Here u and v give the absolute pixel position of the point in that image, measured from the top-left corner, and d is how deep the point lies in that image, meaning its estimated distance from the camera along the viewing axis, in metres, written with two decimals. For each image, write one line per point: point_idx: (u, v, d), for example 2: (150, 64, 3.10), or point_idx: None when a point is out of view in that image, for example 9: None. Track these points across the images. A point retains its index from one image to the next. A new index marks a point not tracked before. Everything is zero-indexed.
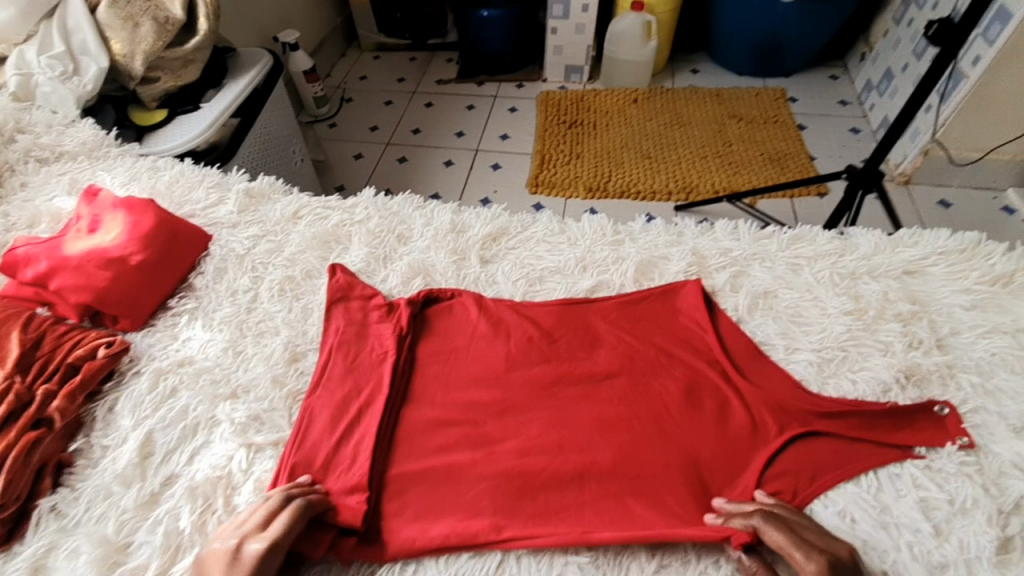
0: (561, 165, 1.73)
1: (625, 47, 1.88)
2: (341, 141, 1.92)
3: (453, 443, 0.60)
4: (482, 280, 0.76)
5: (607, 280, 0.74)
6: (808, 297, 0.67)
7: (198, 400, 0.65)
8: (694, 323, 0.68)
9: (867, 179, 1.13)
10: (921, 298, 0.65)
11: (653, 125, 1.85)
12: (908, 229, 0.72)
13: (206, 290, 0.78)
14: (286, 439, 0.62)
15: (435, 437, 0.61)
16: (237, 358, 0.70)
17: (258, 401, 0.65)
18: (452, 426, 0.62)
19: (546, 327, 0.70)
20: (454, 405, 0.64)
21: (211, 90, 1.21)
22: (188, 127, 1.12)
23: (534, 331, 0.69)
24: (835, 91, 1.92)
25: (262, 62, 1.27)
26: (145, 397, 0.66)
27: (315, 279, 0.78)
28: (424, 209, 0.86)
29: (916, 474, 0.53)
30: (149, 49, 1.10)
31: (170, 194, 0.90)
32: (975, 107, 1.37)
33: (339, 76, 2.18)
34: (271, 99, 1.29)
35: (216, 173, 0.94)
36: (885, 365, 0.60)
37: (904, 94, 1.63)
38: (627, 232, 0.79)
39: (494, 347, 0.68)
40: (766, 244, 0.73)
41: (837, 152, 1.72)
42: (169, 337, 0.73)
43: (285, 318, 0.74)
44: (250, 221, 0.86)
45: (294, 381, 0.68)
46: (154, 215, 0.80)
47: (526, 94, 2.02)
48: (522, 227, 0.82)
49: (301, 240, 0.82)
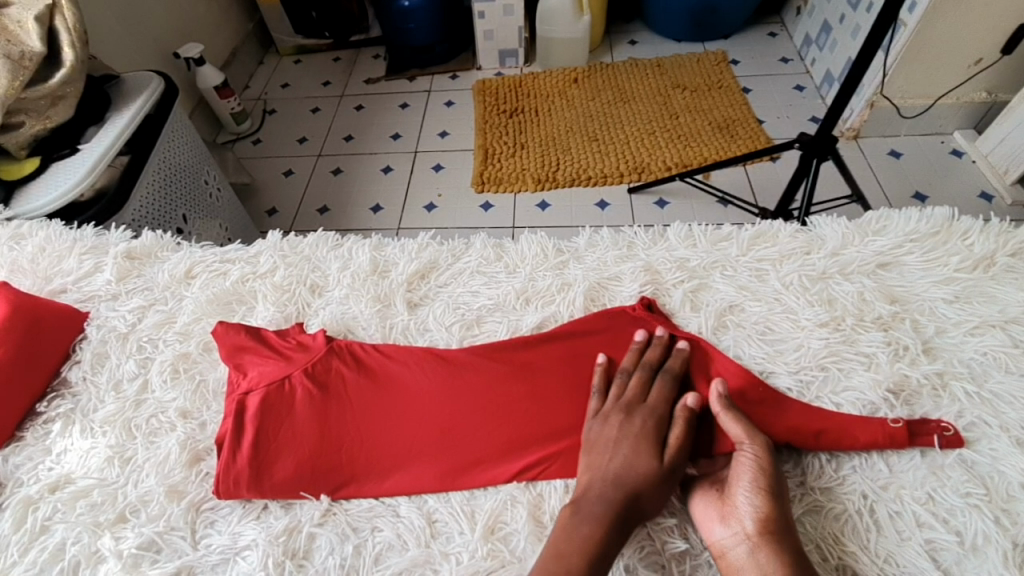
0: (507, 158, 1.62)
1: (558, 25, 1.76)
2: (265, 158, 1.75)
3: (402, 486, 0.56)
4: (413, 329, 0.66)
5: (554, 313, 0.65)
6: (779, 309, 0.60)
7: (76, 533, 0.54)
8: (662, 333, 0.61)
9: (821, 148, 1.04)
10: (900, 296, 0.60)
11: (597, 104, 1.75)
12: (875, 212, 0.66)
13: (83, 384, 0.65)
14: (191, 564, 0.52)
15: (380, 486, 0.56)
16: (125, 468, 0.58)
17: (150, 521, 0.54)
18: (398, 473, 0.56)
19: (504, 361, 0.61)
20: (401, 455, 0.57)
21: (93, 127, 1.04)
22: (65, 175, 0.95)
23: (492, 368, 0.61)
24: (777, 49, 1.85)
25: (151, 87, 1.09)
26: (11, 538, 0.54)
27: (214, 352, 0.67)
28: (341, 248, 0.75)
29: (916, 511, 0.47)
30: (6, 92, 0.89)
31: (35, 268, 0.77)
32: (916, 56, 1.31)
33: (258, 87, 1.99)
34: (167, 127, 1.12)
35: (92, 233, 0.80)
36: (871, 383, 0.54)
37: (845, 46, 1.56)
38: (571, 251, 0.70)
39: (443, 386, 0.60)
40: (724, 248, 0.67)
41: (785, 113, 1.66)
42: (41, 452, 0.61)
43: (180, 408, 0.62)
44: (133, 289, 0.74)
45: (195, 489, 0.57)
46: (6, 300, 0.66)
47: (460, 86, 1.89)
48: (453, 258, 0.73)
49: (195, 306, 0.70)
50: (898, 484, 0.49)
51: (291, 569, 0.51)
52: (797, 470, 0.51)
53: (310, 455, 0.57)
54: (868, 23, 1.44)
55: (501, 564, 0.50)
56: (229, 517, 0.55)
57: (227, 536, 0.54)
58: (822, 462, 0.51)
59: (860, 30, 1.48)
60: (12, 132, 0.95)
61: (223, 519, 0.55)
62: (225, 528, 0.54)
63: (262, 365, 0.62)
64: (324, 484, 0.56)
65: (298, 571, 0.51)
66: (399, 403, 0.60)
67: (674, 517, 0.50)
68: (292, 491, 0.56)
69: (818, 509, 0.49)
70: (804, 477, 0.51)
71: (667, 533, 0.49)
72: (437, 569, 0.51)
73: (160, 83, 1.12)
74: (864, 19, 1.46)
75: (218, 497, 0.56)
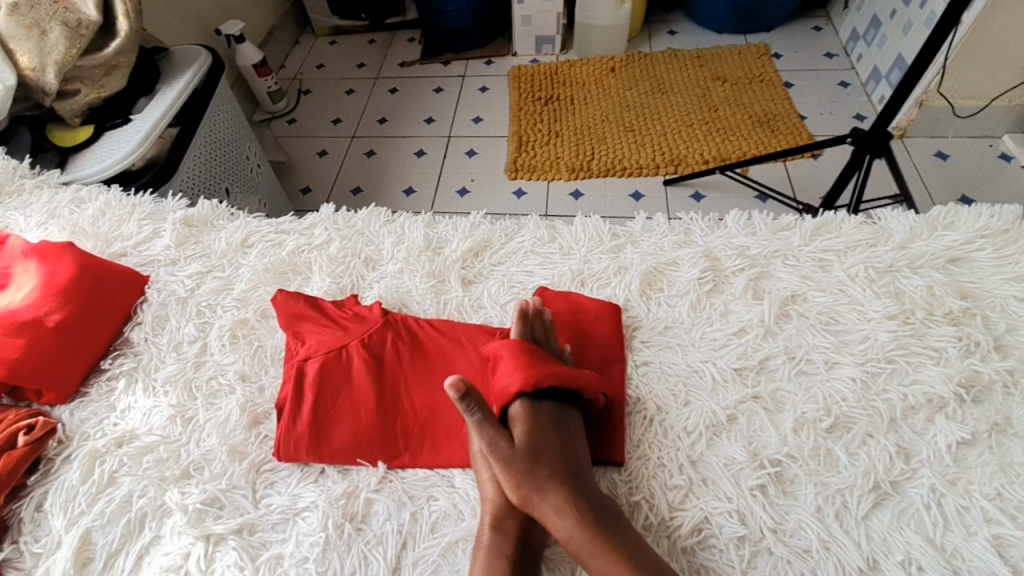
0: (540, 146, 1.61)
1: (599, 12, 1.74)
2: (301, 137, 1.77)
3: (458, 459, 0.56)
4: (467, 305, 0.67)
5: (610, 296, 0.65)
6: (844, 300, 0.60)
7: (143, 486, 0.55)
8: (577, 314, 0.63)
9: (875, 144, 1.02)
10: (971, 292, 0.59)
11: (634, 93, 1.73)
12: (943, 207, 0.66)
13: (145, 345, 0.67)
14: (252, 522, 0.53)
15: (436, 457, 0.56)
16: (188, 427, 0.60)
17: (215, 479, 0.56)
18: (454, 446, 0.57)
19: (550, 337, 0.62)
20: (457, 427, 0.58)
21: (144, 98, 1.03)
22: (118, 144, 0.95)
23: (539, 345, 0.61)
24: (822, 43, 1.80)
25: (200, 60, 1.09)
26: (78, 489, 0.56)
27: (271, 319, 0.68)
28: (393, 224, 0.76)
29: (986, 507, 0.47)
30: (63, 59, 0.91)
31: (96, 231, 0.79)
32: (971, 54, 1.26)
33: (294, 66, 2.00)
34: (216, 100, 1.11)
35: (150, 200, 0.82)
36: (940, 378, 0.53)
37: (895, 42, 1.51)
38: (627, 235, 0.70)
39: None
40: (786, 238, 0.66)
41: (828, 109, 1.62)
42: (105, 409, 0.62)
43: (240, 371, 0.63)
44: (191, 255, 0.75)
45: (256, 450, 0.58)
46: (73, 261, 0.68)
47: (496, 71, 1.88)
48: (507, 237, 0.73)
49: (252, 274, 0.72)
50: (966, 479, 0.49)
51: (351, 531, 0.52)
52: (866, 465, 0.50)
53: (367, 423, 0.58)
54: (920, 18, 1.40)
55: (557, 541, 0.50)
56: (289, 479, 0.56)
57: (287, 497, 0.55)
58: (888, 456, 0.50)
59: (912, 26, 1.43)
60: (67, 99, 0.95)
61: (282, 481, 0.56)
62: (285, 489, 0.56)
63: (319, 333, 0.63)
64: (381, 452, 0.57)
65: (357, 534, 0.52)
66: (453, 377, 0.60)
67: (734, 501, 0.49)
68: (351, 457, 0.57)
69: (884, 501, 0.49)
70: (872, 468, 0.50)
71: (723, 518, 0.49)
72: None
73: (208, 57, 1.11)
74: (917, 14, 1.41)
75: (279, 460, 0.57)
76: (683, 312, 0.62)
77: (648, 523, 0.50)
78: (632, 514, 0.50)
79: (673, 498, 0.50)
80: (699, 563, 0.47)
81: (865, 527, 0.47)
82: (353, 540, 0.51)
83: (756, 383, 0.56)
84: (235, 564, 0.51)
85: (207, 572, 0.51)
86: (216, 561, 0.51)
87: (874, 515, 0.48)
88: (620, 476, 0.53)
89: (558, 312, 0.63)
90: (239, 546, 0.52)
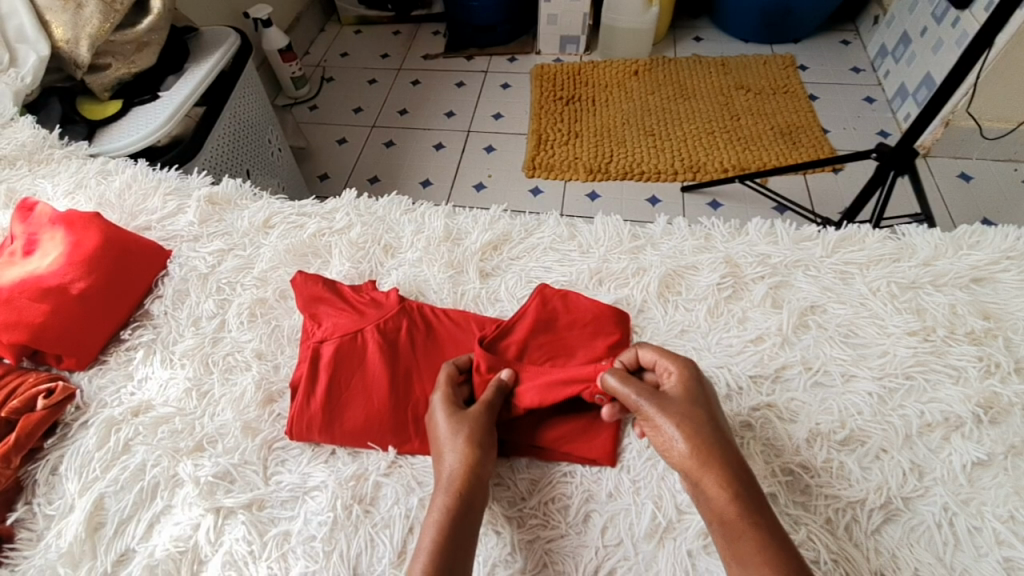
0: (559, 146, 1.61)
1: (625, 14, 1.73)
2: (322, 124, 1.77)
3: None
4: (484, 297, 0.67)
5: (627, 297, 0.65)
6: (864, 314, 0.60)
7: (156, 456, 0.56)
8: (572, 313, 0.62)
9: (900, 160, 1.01)
10: (994, 312, 0.59)
11: (656, 98, 1.72)
12: (968, 227, 0.65)
13: (164, 318, 0.68)
14: (262, 499, 0.54)
15: None
16: (202, 401, 0.60)
17: (227, 454, 0.56)
18: None
19: (546, 335, 0.61)
20: None
21: (172, 76, 1.03)
22: (145, 119, 0.95)
23: (536, 341, 0.61)
24: (850, 57, 1.78)
25: (229, 40, 1.09)
26: (93, 455, 0.57)
27: (289, 300, 0.69)
28: (414, 213, 0.76)
29: (999, 529, 0.46)
30: (96, 33, 0.91)
31: (121, 204, 0.80)
32: (1001, 76, 1.25)
33: (318, 53, 2.01)
34: (242, 83, 1.11)
35: (175, 176, 0.83)
36: (958, 397, 0.53)
37: (924, 60, 1.49)
38: (646, 237, 0.70)
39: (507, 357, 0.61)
40: (808, 248, 0.66)
41: (852, 124, 1.60)
42: (123, 378, 0.63)
43: (256, 349, 0.64)
44: (213, 233, 0.76)
45: (268, 427, 0.59)
46: (98, 231, 0.69)
47: (518, 69, 1.88)
48: (526, 232, 0.73)
49: (272, 254, 0.73)
50: (979, 500, 0.48)
51: (359, 513, 0.52)
52: (877, 479, 0.50)
53: (379, 406, 0.58)
54: (952, 37, 1.38)
55: (562, 536, 0.50)
56: (299, 458, 0.57)
57: (297, 475, 0.56)
58: (901, 472, 0.50)
59: (942, 44, 1.41)
60: (98, 73, 0.96)
61: (293, 459, 0.57)
62: (295, 467, 0.56)
63: (335, 317, 0.63)
64: (392, 437, 0.57)
65: (365, 516, 0.52)
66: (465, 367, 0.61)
67: None
68: (361, 438, 0.57)
69: (895, 517, 0.48)
70: (884, 484, 0.49)
71: None
72: (500, 531, 0.51)
73: (236, 39, 1.10)
74: (948, 33, 1.39)
75: (291, 438, 0.57)
76: (700, 317, 0.62)
77: (655, 524, 0.50)
78: (639, 514, 0.51)
79: (681, 501, 0.51)
80: (706, 566, 0.47)
81: (874, 541, 0.47)
82: (360, 522, 0.52)
83: (770, 392, 0.56)
84: (243, 538, 0.51)
85: (216, 544, 0.51)
86: (225, 534, 0.52)
87: (884, 530, 0.48)
88: (628, 476, 0.53)
89: (555, 309, 0.62)
90: (249, 521, 0.52)
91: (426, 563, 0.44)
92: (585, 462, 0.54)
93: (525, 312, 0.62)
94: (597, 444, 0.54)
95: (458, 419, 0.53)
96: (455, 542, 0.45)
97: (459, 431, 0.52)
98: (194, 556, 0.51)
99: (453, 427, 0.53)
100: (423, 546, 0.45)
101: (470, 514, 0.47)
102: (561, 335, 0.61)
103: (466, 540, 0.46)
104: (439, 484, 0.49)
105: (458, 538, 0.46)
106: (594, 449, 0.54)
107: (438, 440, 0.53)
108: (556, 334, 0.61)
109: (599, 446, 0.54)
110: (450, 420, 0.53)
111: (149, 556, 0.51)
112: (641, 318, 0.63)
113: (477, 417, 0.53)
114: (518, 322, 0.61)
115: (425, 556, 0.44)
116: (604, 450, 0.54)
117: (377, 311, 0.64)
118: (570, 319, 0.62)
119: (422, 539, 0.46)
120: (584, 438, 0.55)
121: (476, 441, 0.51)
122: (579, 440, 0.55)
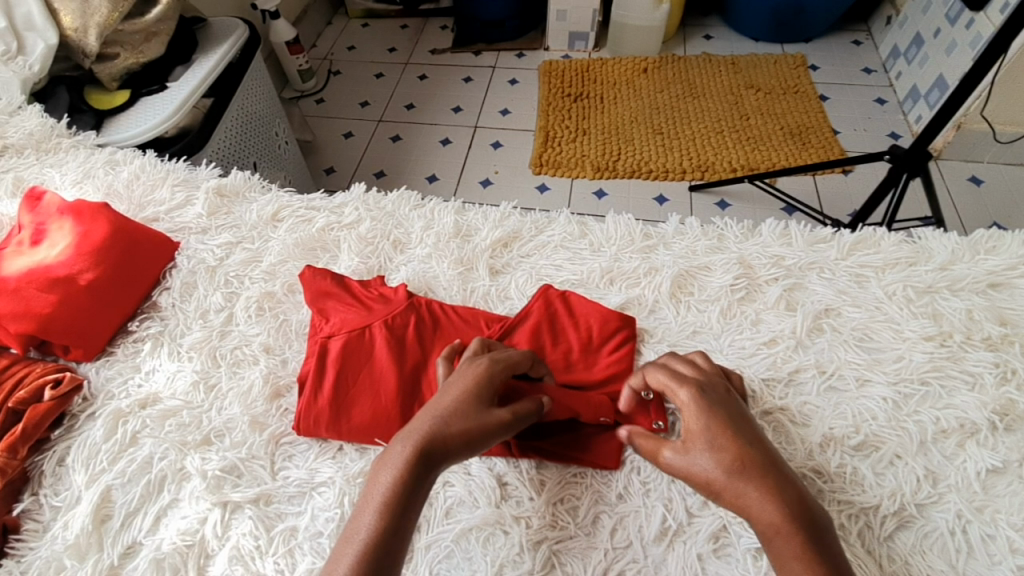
0: (567, 142, 1.60)
1: (636, 11, 1.71)
2: (328, 118, 1.76)
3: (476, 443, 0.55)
4: (493, 295, 0.67)
5: (638, 297, 0.64)
6: (880, 318, 0.59)
7: (164, 449, 0.56)
8: (576, 315, 0.62)
9: (913, 163, 1.00)
10: (1011, 318, 0.58)
11: (665, 96, 1.71)
12: (986, 231, 0.64)
13: (172, 310, 0.68)
14: (269, 493, 0.54)
15: None
16: (210, 394, 0.60)
17: (235, 448, 0.56)
18: None
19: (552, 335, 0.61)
20: None
21: (180, 67, 1.02)
22: (152, 110, 0.94)
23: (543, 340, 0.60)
24: (862, 57, 1.77)
25: (238, 31, 1.08)
26: (100, 446, 0.56)
27: (297, 294, 0.68)
28: (423, 208, 0.75)
29: (1013, 538, 0.46)
30: (105, 22, 0.90)
31: (129, 194, 0.80)
32: (1013, 81, 1.23)
33: (325, 47, 2.00)
34: (250, 74, 1.10)
35: (183, 168, 0.83)
36: (974, 404, 0.52)
37: (936, 61, 1.48)
38: (659, 236, 0.69)
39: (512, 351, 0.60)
40: (822, 251, 0.65)
41: (862, 125, 1.59)
42: (131, 369, 0.63)
43: (263, 343, 0.64)
44: (222, 225, 0.76)
45: (276, 422, 0.58)
46: (107, 223, 0.69)
47: (527, 64, 1.86)
48: (536, 230, 0.72)
49: (281, 248, 0.72)
50: (993, 507, 0.48)
51: None
52: (892, 486, 0.49)
53: (384, 401, 0.57)
54: (965, 39, 1.36)
55: (570, 537, 0.50)
56: (307, 454, 0.57)
57: (305, 470, 0.55)
58: (913, 477, 0.49)
59: (955, 46, 1.40)
60: (106, 62, 0.95)
61: (300, 454, 0.56)
62: (303, 463, 0.56)
63: (344, 312, 0.63)
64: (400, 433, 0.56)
65: None
66: None
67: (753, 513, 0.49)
68: (363, 432, 0.56)
69: (908, 524, 0.48)
70: (898, 490, 0.49)
71: (743, 527, 0.48)
72: (507, 531, 0.50)
73: (244, 30, 1.09)
74: (962, 35, 1.38)
75: (298, 433, 0.57)
76: (713, 318, 0.61)
77: (665, 527, 0.49)
78: (649, 516, 0.50)
79: (692, 504, 0.50)
80: (715, 571, 0.47)
81: (887, 547, 0.47)
82: None
83: (784, 396, 0.55)
84: (250, 533, 0.51)
85: (223, 538, 0.51)
86: (232, 528, 0.52)
87: (897, 537, 0.47)
88: (637, 477, 0.52)
89: (559, 310, 0.62)
90: (257, 516, 0.52)
91: (378, 515, 0.41)
92: (592, 464, 0.54)
93: (529, 311, 0.62)
94: (603, 446, 0.54)
95: (461, 376, 0.50)
96: (408, 496, 0.42)
97: (458, 388, 0.49)
98: (201, 551, 0.51)
99: (454, 381, 0.50)
100: (376, 492, 0.42)
101: (432, 469, 0.44)
102: (565, 335, 0.61)
103: (416, 497, 0.43)
104: (410, 432, 0.45)
105: (411, 492, 0.42)
106: (600, 452, 0.54)
107: (435, 399, 0.48)
108: (563, 335, 0.61)
109: (604, 448, 0.54)
110: (462, 383, 0.49)
111: (155, 548, 0.51)
112: (652, 319, 0.63)
113: (477, 371, 0.50)
114: (525, 319, 0.62)
115: (378, 506, 0.42)
116: (610, 456, 0.54)
117: (383, 305, 0.63)
118: (574, 319, 0.62)
119: (375, 483, 0.43)
120: (595, 439, 0.55)
121: (470, 398, 0.48)
122: (587, 443, 0.55)
